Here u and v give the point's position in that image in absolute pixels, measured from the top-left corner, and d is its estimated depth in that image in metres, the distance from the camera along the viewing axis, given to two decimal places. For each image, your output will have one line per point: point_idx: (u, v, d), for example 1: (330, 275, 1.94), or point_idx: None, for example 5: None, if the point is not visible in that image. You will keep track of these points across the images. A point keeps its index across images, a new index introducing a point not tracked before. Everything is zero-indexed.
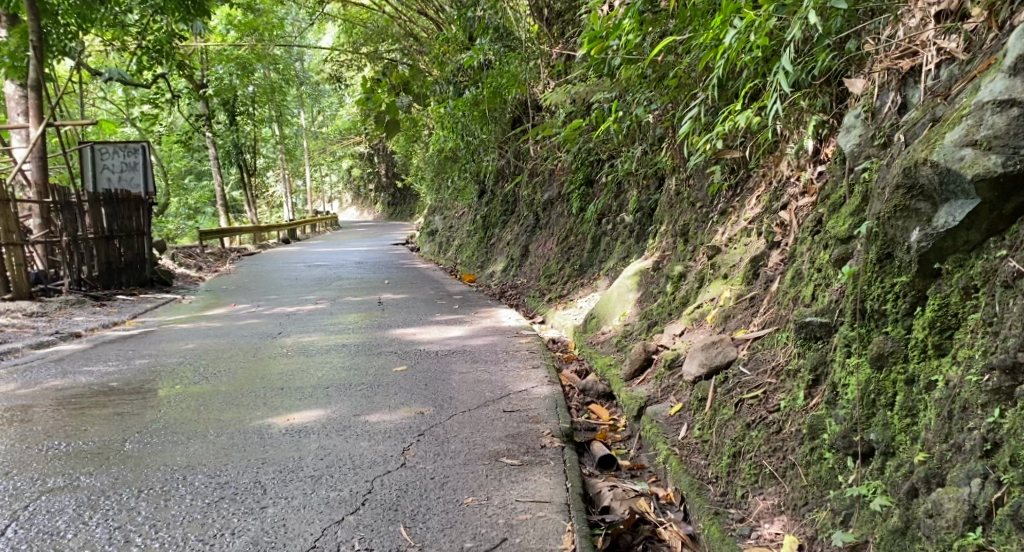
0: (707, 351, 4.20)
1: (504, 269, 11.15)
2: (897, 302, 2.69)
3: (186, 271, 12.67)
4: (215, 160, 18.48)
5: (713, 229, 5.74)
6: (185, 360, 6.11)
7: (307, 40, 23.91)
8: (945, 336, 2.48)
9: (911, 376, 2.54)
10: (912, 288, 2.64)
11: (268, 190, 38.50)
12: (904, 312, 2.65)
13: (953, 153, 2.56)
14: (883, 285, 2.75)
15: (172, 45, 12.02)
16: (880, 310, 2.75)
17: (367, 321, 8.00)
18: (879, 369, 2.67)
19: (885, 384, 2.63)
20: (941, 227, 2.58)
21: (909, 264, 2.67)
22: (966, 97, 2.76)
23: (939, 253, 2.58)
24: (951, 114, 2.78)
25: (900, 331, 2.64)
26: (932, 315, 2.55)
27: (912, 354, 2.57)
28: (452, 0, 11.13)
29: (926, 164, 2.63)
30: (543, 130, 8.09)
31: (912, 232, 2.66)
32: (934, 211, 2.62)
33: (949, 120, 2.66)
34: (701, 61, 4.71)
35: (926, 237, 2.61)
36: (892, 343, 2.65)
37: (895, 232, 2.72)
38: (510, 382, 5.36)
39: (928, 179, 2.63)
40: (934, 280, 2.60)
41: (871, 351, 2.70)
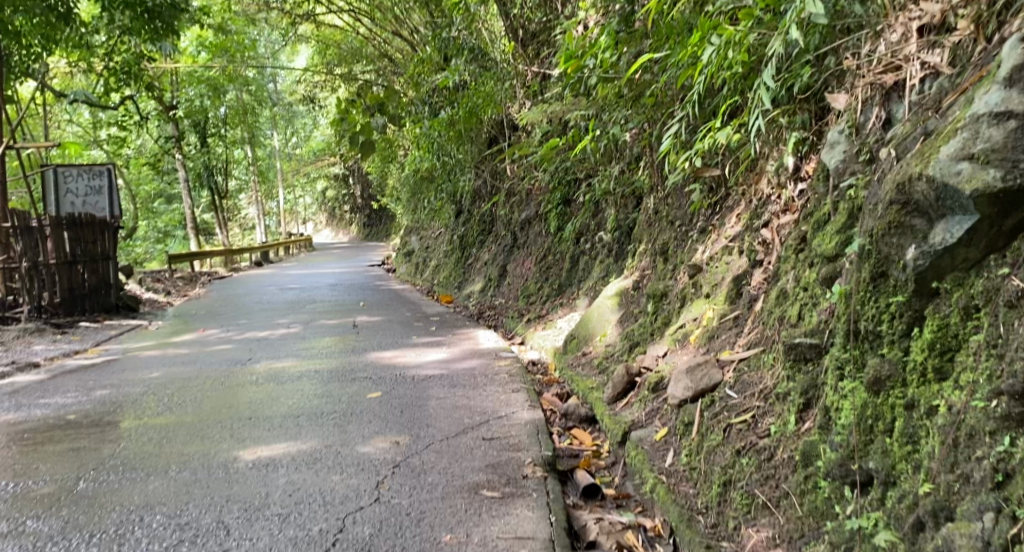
0: (692, 374, 4.10)
1: (482, 290, 11.02)
2: (894, 322, 2.60)
3: (154, 296, 12.38)
4: (187, 183, 18.20)
5: (693, 248, 5.65)
6: (149, 390, 5.89)
7: (281, 63, 23.81)
8: (946, 359, 2.39)
9: (911, 400, 2.44)
10: (909, 308, 2.57)
11: (241, 212, 38.14)
12: (902, 333, 2.56)
13: (950, 167, 2.48)
14: (878, 305, 2.67)
15: (141, 66, 11.83)
16: (875, 331, 2.66)
17: (341, 345, 7.82)
18: (875, 394, 2.57)
19: (883, 409, 2.53)
20: (938, 244, 2.49)
21: (905, 283, 2.60)
22: (959, 109, 2.68)
23: (936, 271, 2.50)
24: (944, 127, 2.70)
25: (898, 354, 2.55)
26: (931, 337, 2.46)
27: (912, 378, 2.47)
28: (427, 21, 11.08)
29: (922, 178, 2.57)
30: (519, 149, 8.01)
31: (908, 249, 2.58)
32: (930, 228, 2.54)
33: (944, 133, 2.58)
34: (678, 78, 4.63)
35: (923, 254, 2.53)
36: (889, 367, 2.55)
37: (890, 250, 2.65)
38: (489, 407, 5.22)
39: (923, 195, 2.57)
40: (932, 299, 2.51)
41: (867, 375, 2.61)
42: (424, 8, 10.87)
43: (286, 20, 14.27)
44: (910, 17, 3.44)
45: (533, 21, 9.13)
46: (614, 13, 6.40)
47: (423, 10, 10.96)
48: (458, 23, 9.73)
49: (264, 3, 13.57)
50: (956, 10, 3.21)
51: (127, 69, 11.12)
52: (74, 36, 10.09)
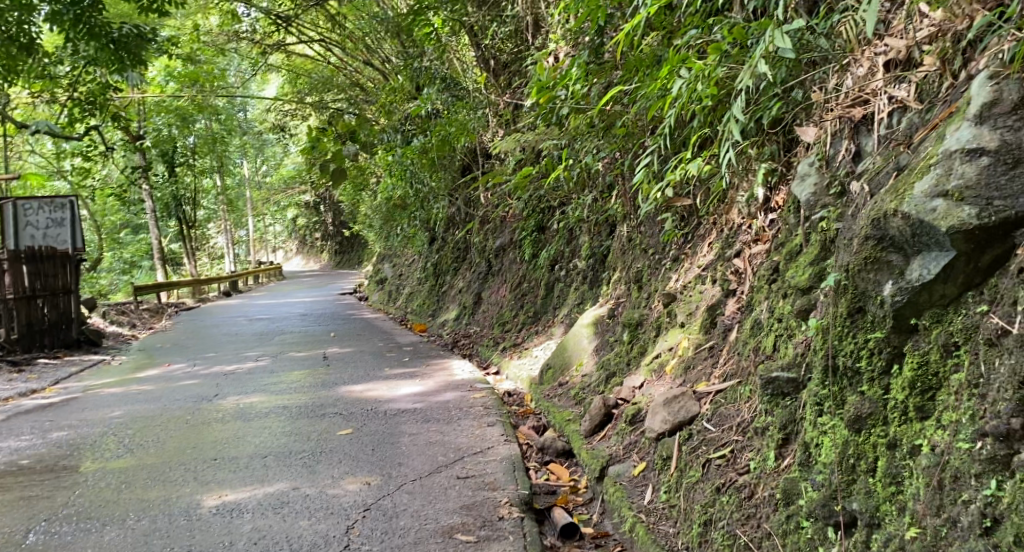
0: (669, 407, 4.07)
1: (456, 318, 10.93)
2: (872, 358, 2.62)
3: (118, 329, 12.12)
4: (153, 213, 17.94)
5: (667, 276, 5.63)
6: (109, 431, 5.73)
7: (251, 91, 23.67)
8: (926, 398, 2.39)
9: (893, 439, 2.44)
10: (888, 344, 2.57)
11: (210, 241, 37.70)
12: (881, 369, 2.57)
13: (925, 204, 2.51)
14: (856, 340, 2.69)
15: (106, 97, 11.66)
16: (854, 368, 2.67)
17: (310, 379, 7.67)
18: (857, 432, 2.57)
19: (864, 448, 2.53)
20: (916, 281, 2.52)
21: (883, 319, 2.61)
22: (932, 144, 2.71)
23: (914, 308, 2.52)
24: (917, 162, 2.74)
25: (877, 391, 2.56)
26: (911, 374, 2.47)
27: (893, 417, 2.47)
28: (398, 50, 11.09)
29: (897, 215, 2.58)
30: (493, 177, 7.99)
31: (885, 285, 2.61)
32: (906, 264, 2.58)
33: (918, 169, 2.61)
34: (648, 110, 4.63)
35: (901, 290, 2.55)
36: (869, 405, 2.56)
37: (866, 285, 2.68)
38: (463, 442, 5.13)
39: (898, 231, 2.59)
40: (910, 335, 2.53)
41: (848, 413, 2.61)
42: (395, 37, 10.87)
43: (256, 50, 14.21)
44: (875, 52, 3.51)
45: (505, 52, 9.20)
46: (585, 45, 6.45)
47: (394, 39, 10.95)
48: (429, 53, 9.74)
49: (232, 32, 13.50)
50: (922, 46, 3.24)
51: (92, 100, 10.96)
52: (36, 66, 9.92)
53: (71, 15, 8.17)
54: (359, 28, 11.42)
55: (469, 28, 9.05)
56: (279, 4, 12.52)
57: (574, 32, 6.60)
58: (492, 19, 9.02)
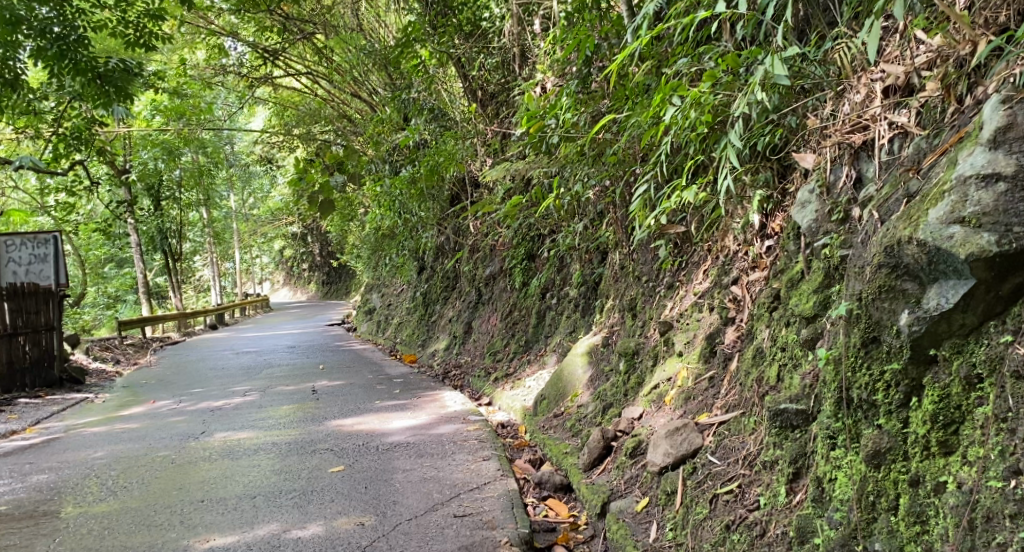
0: (671, 439, 3.98)
1: (447, 347, 10.81)
2: (889, 391, 2.64)
3: (102, 365, 11.90)
4: (139, 247, 17.73)
5: (662, 304, 5.57)
6: (92, 473, 5.56)
7: (237, 123, 23.61)
8: (950, 432, 2.43)
9: (915, 476, 2.48)
10: (905, 377, 2.60)
11: (196, 275, 37.41)
12: (899, 403, 2.60)
13: (941, 232, 2.54)
14: (870, 371, 2.70)
15: (91, 131, 11.56)
16: (869, 400, 2.69)
17: (299, 413, 7.49)
18: (876, 467, 2.59)
19: (886, 484, 2.56)
20: (934, 310, 2.56)
21: (900, 350, 2.63)
22: (943, 170, 2.73)
23: (933, 338, 2.56)
24: (929, 187, 2.75)
25: (896, 425, 2.59)
26: (932, 408, 2.50)
27: (914, 452, 2.51)
28: (386, 81, 11.07)
29: (913, 242, 2.61)
30: (482, 207, 7.94)
31: (901, 314, 2.64)
32: (922, 292, 2.62)
33: (931, 197, 2.63)
34: (643, 139, 4.59)
35: (918, 320, 2.59)
36: (888, 439, 2.59)
37: (882, 314, 2.70)
38: (459, 478, 4.99)
39: (914, 258, 2.62)
40: (929, 367, 2.56)
41: (866, 447, 2.63)
42: (382, 70, 10.86)
43: (242, 83, 14.19)
44: (872, 78, 3.46)
45: (492, 82, 9.22)
46: (574, 75, 6.44)
47: (382, 71, 10.94)
48: (417, 84, 9.75)
49: (219, 66, 13.50)
50: (921, 72, 3.23)
51: (78, 134, 10.87)
52: (21, 102, 9.83)
53: (55, 50, 8.06)
54: (346, 61, 11.40)
55: (456, 60, 9.06)
56: (266, 37, 12.52)
57: (562, 62, 6.61)
58: (479, 50, 9.05)
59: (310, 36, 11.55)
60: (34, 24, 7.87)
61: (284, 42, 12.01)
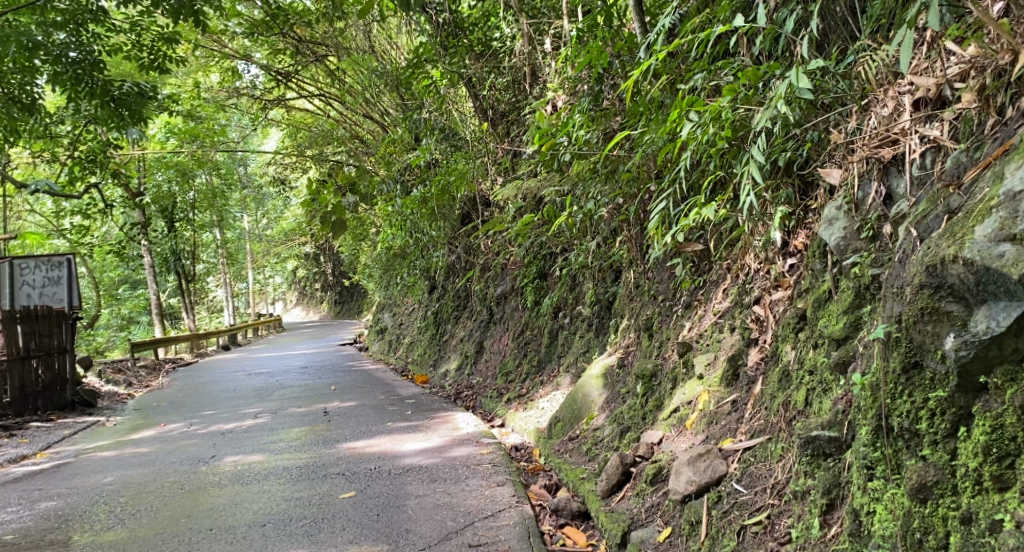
0: (695, 466, 3.83)
1: (458, 368, 10.66)
2: (934, 420, 2.57)
3: (114, 388, 11.84)
4: (152, 269, 17.72)
5: (679, 324, 5.43)
6: (100, 499, 5.45)
7: (249, 144, 23.69)
8: (1005, 466, 2.36)
9: (967, 513, 2.43)
10: (952, 405, 2.53)
11: (209, 296, 37.49)
12: (946, 433, 2.54)
13: (991, 250, 2.46)
14: (913, 399, 2.63)
15: (107, 155, 11.57)
16: (912, 429, 2.63)
17: (311, 436, 7.36)
18: (922, 502, 2.54)
19: (933, 521, 2.50)
20: (983, 334, 2.46)
21: (946, 377, 2.56)
22: (988, 186, 2.64)
23: (983, 363, 2.47)
24: (972, 204, 2.66)
25: (942, 456, 2.53)
26: (985, 439, 2.43)
27: (964, 487, 2.45)
28: (398, 101, 11.03)
29: (957, 260, 2.53)
30: (494, 226, 7.83)
31: (946, 338, 2.55)
32: (969, 314, 2.53)
33: (976, 213, 2.57)
34: (660, 156, 4.45)
35: (966, 345, 2.49)
36: (935, 472, 2.53)
37: (924, 337, 2.62)
38: (473, 505, 4.83)
39: (958, 278, 2.54)
40: (979, 395, 2.48)
41: (911, 481, 2.57)
42: (394, 90, 10.83)
43: (256, 105, 14.21)
44: (900, 91, 3.33)
45: (503, 101, 9.17)
46: (585, 94, 6.37)
47: (394, 92, 10.91)
48: (429, 104, 9.71)
49: (233, 89, 13.56)
50: (953, 84, 3.11)
51: (93, 158, 10.86)
52: (38, 126, 9.87)
53: (72, 73, 8.02)
54: (357, 82, 11.38)
55: (466, 80, 9.01)
56: (278, 60, 12.54)
57: (573, 80, 6.53)
58: (490, 70, 9.02)
59: (323, 58, 11.55)
60: (51, 49, 7.83)
61: (296, 65, 12.01)
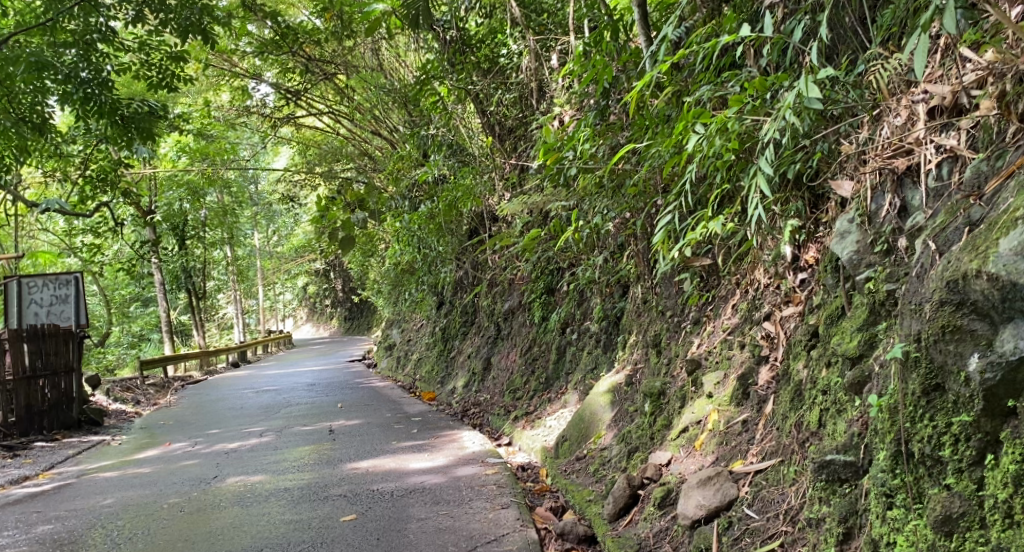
0: (704, 490, 3.70)
1: (466, 385, 10.52)
2: (959, 447, 2.44)
3: (121, 406, 11.75)
4: (163, 287, 17.66)
5: (688, 340, 5.29)
6: (97, 523, 5.32)
7: (259, 162, 23.71)
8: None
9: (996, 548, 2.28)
10: (977, 430, 2.40)
11: (219, 312, 37.47)
12: (971, 460, 2.40)
13: (1017, 264, 2.30)
14: (935, 423, 2.50)
15: (117, 174, 11.50)
16: (933, 456, 2.50)
17: (314, 456, 7.22)
18: (947, 535, 2.40)
19: None
20: (1010, 354, 2.34)
21: (971, 400, 2.42)
22: (1012, 197, 2.51)
23: (1010, 387, 2.33)
24: (994, 216, 2.54)
25: (968, 486, 2.40)
26: (1015, 468, 2.28)
27: (993, 520, 2.31)
28: (406, 117, 10.96)
29: (981, 275, 2.39)
30: (500, 240, 7.72)
31: (970, 358, 2.43)
32: (994, 333, 2.40)
33: (1000, 226, 2.44)
34: (666, 168, 4.33)
35: (992, 366, 2.37)
36: (961, 503, 2.39)
37: (946, 358, 2.50)
38: (476, 529, 4.69)
39: (982, 295, 2.41)
40: (1007, 420, 2.34)
41: (935, 512, 2.43)
42: (402, 107, 10.78)
43: (266, 123, 14.17)
44: (914, 99, 3.20)
45: (511, 116, 9.11)
46: (591, 107, 6.27)
47: (402, 108, 10.85)
48: (436, 120, 9.63)
49: (243, 107, 13.54)
50: (970, 91, 2.99)
51: (103, 177, 10.80)
52: (50, 145, 9.81)
53: (81, 94, 7.84)
54: (365, 99, 11.33)
55: (474, 95, 8.92)
56: (288, 78, 12.50)
57: (580, 95, 6.42)
58: (497, 86, 8.95)
59: (332, 76, 11.50)
60: (61, 69, 7.70)
61: (306, 83, 11.96)
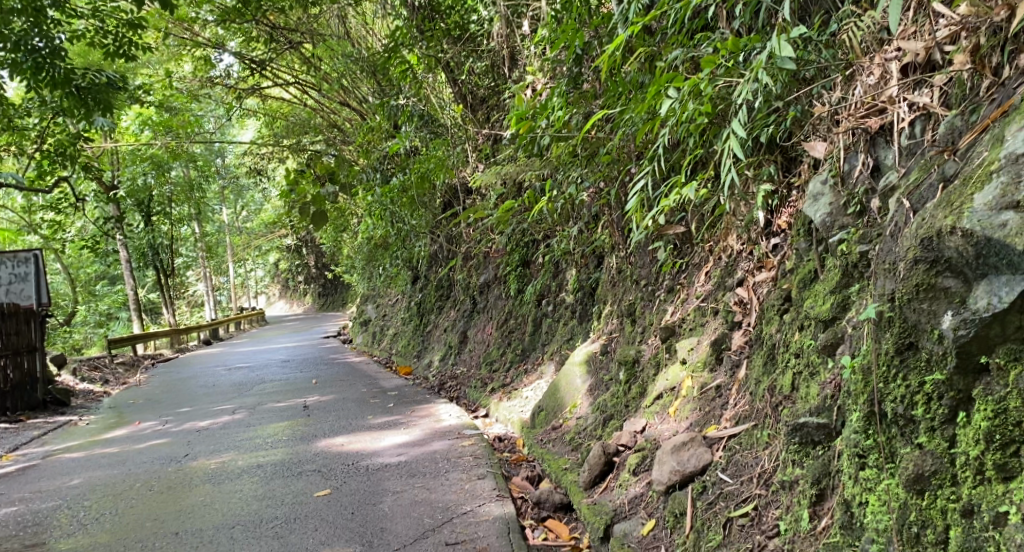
0: (677, 456, 3.70)
1: (442, 358, 10.47)
2: (931, 405, 2.43)
3: (90, 386, 11.56)
4: (130, 264, 17.30)
5: (662, 308, 5.27)
6: (63, 504, 5.24)
7: (227, 137, 23.30)
8: (1009, 454, 2.22)
9: (968, 505, 2.28)
10: (950, 389, 2.39)
11: (189, 290, 36.95)
12: (944, 419, 2.40)
13: (991, 219, 2.31)
14: (908, 382, 2.49)
15: (77, 148, 11.20)
16: (906, 415, 2.49)
17: (288, 431, 7.16)
18: (919, 493, 2.40)
19: (931, 515, 2.36)
20: (984, 311, 2.33)
21: (944, 358, 2.42)
22: (987, 151, 2.49)
23: (983, 344, 2.33)
24: (969, 170, 2.51)
25: (940, 444, 2.40)
26: (986, 425, 2.29)
27: (964, 477, 2.31)
28: (375, 88, 10.75)
29: (955, 232, 2.38)
30: (474, 212, 7.61)
31: (944, 316, 2.42)
32: (967, 291, 2.39)
33: (975, 180, 2.42)
34: (638, 134, 4.26)
35: (965, 324, 2.37)
36: (933, 462, 2.39)
37: (920, 316, 2.49)
38: (452, 500, 4.67)
39: (957, 252, 2.40)
40: (980, 378, 2.34)
41: (907, 472, 2.43)
42: (370, 77, 10.57)
43: (231, 95, 13.85)
44: (887, 57, 3.16)
45: (482, 86, 9.00)
46: (564, 75, 6.17)
47: (371, 79, 10.63)
48: (406, 90, 9.46)
49: (207, 78, 13.23)
50: (943, 47, 2.96)
51: (62, 151, 10.47)
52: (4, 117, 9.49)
53: (31, 63, 7.55)
54: (333, 70, 11.10)
55: (444, 65, 8.79)
56: (252, 47, 12.21)
57: (551, 62, 6.33)
58: (468, 54, 8.82)
59: (298, 46, 11.25)
60: (9, 36, 7.42)
61: (271, 52, 11.70)
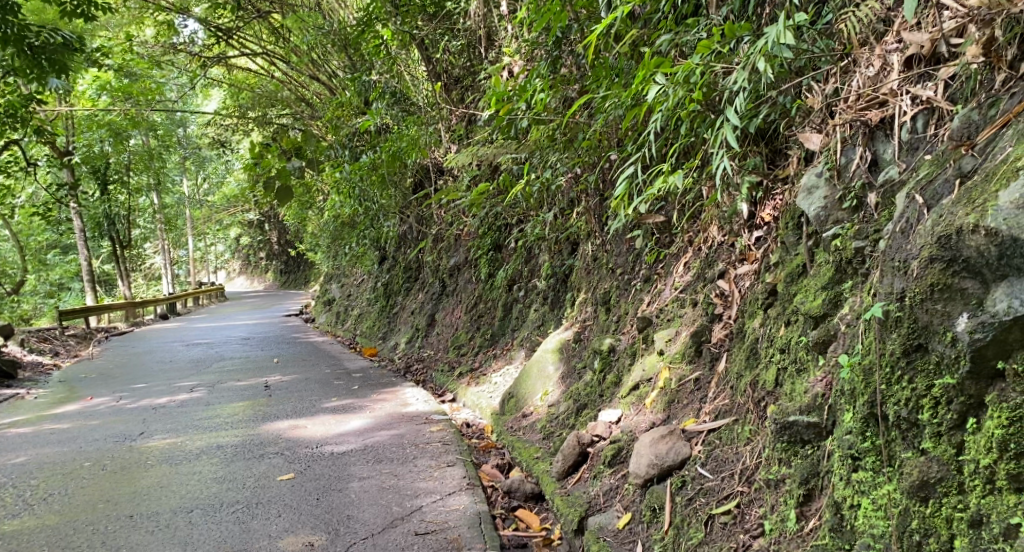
0: (656, 448, 3.61)
1: (408, 341, 10.30)
2: (939, 410, 2.38)
3: (39, 357, 11.19)
4: (83, 233, 16.73)
5: (638, 297, 5.18)
6: (9, 483, 5.00)
7: (190, 106, 22.65)
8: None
9: (976, 515, 2.24)
10: (961, 393, 2.34)
11: (145, 262, 36.08)
12: (952, 424, 2.35)
13: (1018, 218, 2.26)
14: (913, 385, 2.45)
15: (28, 110, 10.70)
16: (910, 419, 2.44)
17: (249, 412, 6.96)
18: (923, 500, 2.35)
19: (935, 522, 2.32)
20: (1004, 315, 2.29)
21: (957, 361, 2.36)
22: (1008, 148, 2.44)
23: (1000, 349, 2.28)
24: (987, 166, 2.47)
25: (946, 451, 2.35)
26: (1000, 432, 2.23)
27: (972, 486, 2.27)
28: (345, 64, 10.47)
29: (978, 231, 2.34)
30: (447, 193, 7.44)
31: (959, 317, 2.38)
32: (985, 293, 2.35)
33: (996, 179, 2.38)
34: (625, 120, 4.10)
35: (982, 327, 2.32)
36: (938, 468, 2.35)
37: (932, 316, 2.44)
38: (421, 488, 4.55)
39: (975, 252, 2.36)
40: (993, 384, 2.29)
41: (912, 477, 2.39)
42: (342, 52, 10.27)
43: (194, 63, 13.40)
44: (888, 49, 3.13)
45: (456, 65, 8.79)
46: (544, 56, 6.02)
47: (341, 53, 10.32)
48: (378, 66, 9.19)
49: (168, 44, 12.74)
50: (950, 40, 2.90)
51: (11, 113, 10.00)
52: None
53: None
54: (302, 42, 10.79)
55: (418, 42, 8.53)
56: (217, 14, 11.78)
57: (531, 44, 6.14)
58: (444, 32, 8.57)
59: (266, 15, 10.87)
60: None
61: (237, 20, 11.30)
